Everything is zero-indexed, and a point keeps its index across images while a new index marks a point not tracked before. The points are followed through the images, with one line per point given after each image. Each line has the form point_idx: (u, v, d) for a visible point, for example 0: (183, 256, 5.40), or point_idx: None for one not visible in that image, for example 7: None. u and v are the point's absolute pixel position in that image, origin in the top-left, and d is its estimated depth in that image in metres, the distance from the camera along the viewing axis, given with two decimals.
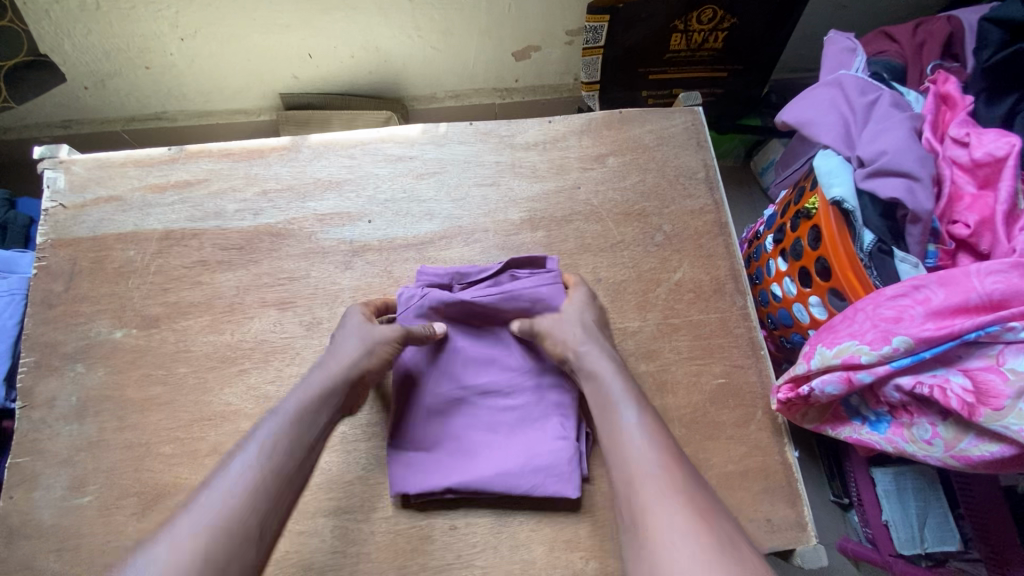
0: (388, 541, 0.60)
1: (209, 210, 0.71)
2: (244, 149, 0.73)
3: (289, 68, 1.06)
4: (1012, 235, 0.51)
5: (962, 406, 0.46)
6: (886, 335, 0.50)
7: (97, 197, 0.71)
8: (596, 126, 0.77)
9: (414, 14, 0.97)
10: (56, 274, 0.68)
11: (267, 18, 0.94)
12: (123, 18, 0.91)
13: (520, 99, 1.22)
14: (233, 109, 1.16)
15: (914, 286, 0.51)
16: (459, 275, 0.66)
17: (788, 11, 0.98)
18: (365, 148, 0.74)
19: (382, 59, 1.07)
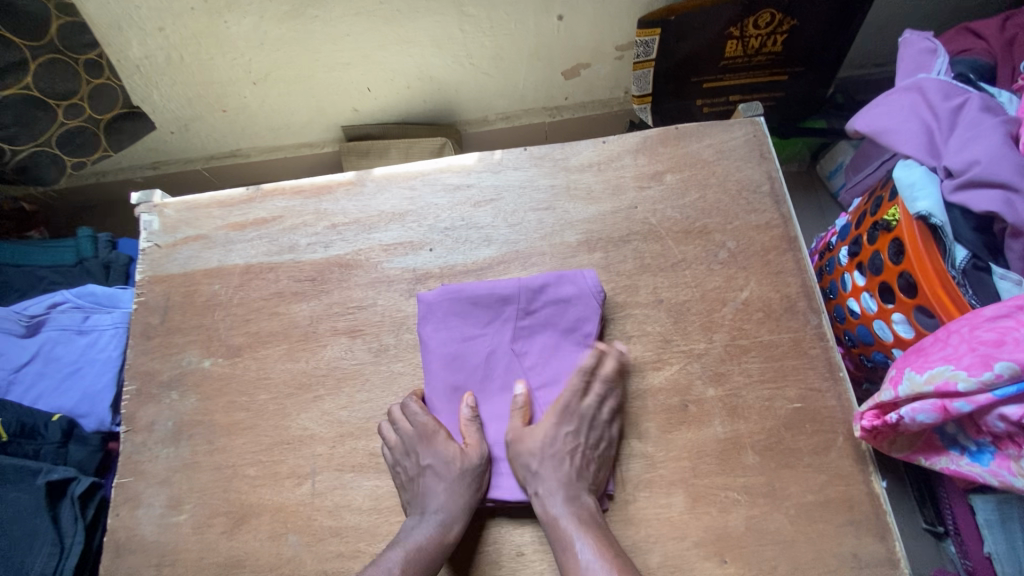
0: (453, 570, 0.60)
1: (285, 244, 0.75)
2: (315, 186, 0.77)
3: (349, 103, 1.13)
4: None
5: None
6: (987, 359, 0.46)
7: (187, 236, 0.77)
8: (652, 143, 0.76)
9: (465, 43, 1.00)
10: (153, 308, 0.74)
11: (328, 58, 0.99)
12: (203, 69, 0.99)
13: (570, 116, 1.23)
14: (299, 144, 1.23)
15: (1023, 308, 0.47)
16: (479, 298, 0.67)
17: (853, 8, 0.94)
18: (425, 179, 0.77)
19: (437, 87, 1.11)
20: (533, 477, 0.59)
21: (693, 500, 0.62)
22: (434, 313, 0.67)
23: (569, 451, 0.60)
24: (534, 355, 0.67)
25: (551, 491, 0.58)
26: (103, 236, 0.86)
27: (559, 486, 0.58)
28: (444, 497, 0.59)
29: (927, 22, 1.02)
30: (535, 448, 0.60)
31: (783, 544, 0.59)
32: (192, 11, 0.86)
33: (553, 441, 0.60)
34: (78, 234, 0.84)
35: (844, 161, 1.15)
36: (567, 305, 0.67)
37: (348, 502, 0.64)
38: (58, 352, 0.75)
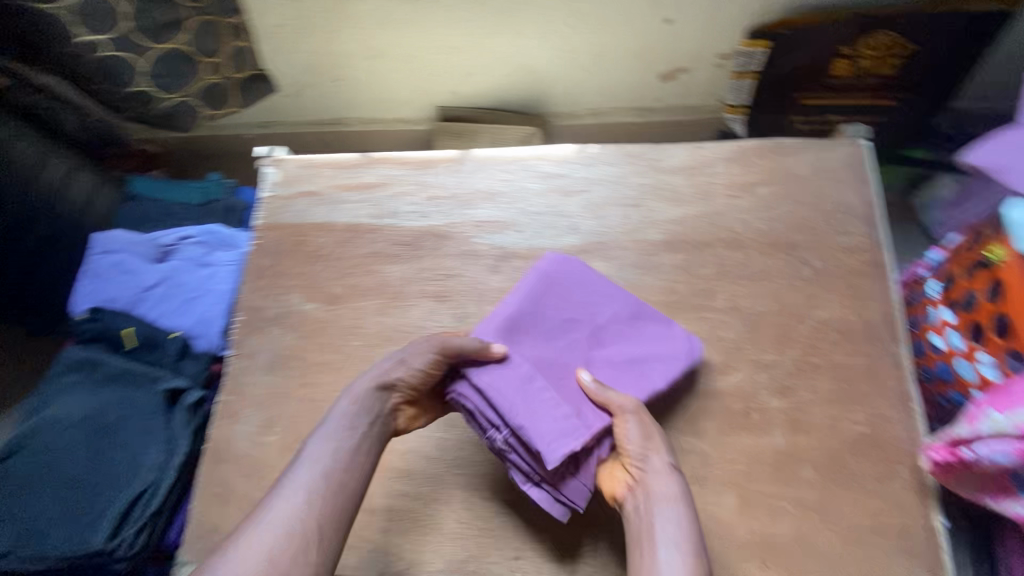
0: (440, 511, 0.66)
1: (386, 209, 0.82)
2: (420, 160, 0.84)
3: (450, 85, 1.19)
4: None
5: None
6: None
7: (302, 191, 0.85)
8: (747, 154, 0.77)
9: (570, 38, 1.03)
10: (266, 251, 0.83)
11: (439, 40, 1.05)
12: (325, 41, 1.07)
13: (659, 119, 1.24)
14: (395, 119, 1.31)
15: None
16: (588, 284, 0.69)
17: (979, 37, 0.91)
18: (521, 165, 0.81)
19: (535, 78, 1.15)
20: (654, 445, 0.58)
21: (743, 501, 0.64)
22: (551, 267, 0.70)
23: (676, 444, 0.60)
24: (597, 362, 0.65)
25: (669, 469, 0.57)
26: (228, 184, 0.96)
27: (674, 468, 0.57)
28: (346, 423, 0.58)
29: None
30: (661, 426, 0.60)
31: (829, 561, 0.61)
32: None
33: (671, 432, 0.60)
34: (208, 179, 0.95)
35: (941, 195, 1.11)
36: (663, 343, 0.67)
37: (416, 449, 0.69)
38: (181, 279, 0.85)
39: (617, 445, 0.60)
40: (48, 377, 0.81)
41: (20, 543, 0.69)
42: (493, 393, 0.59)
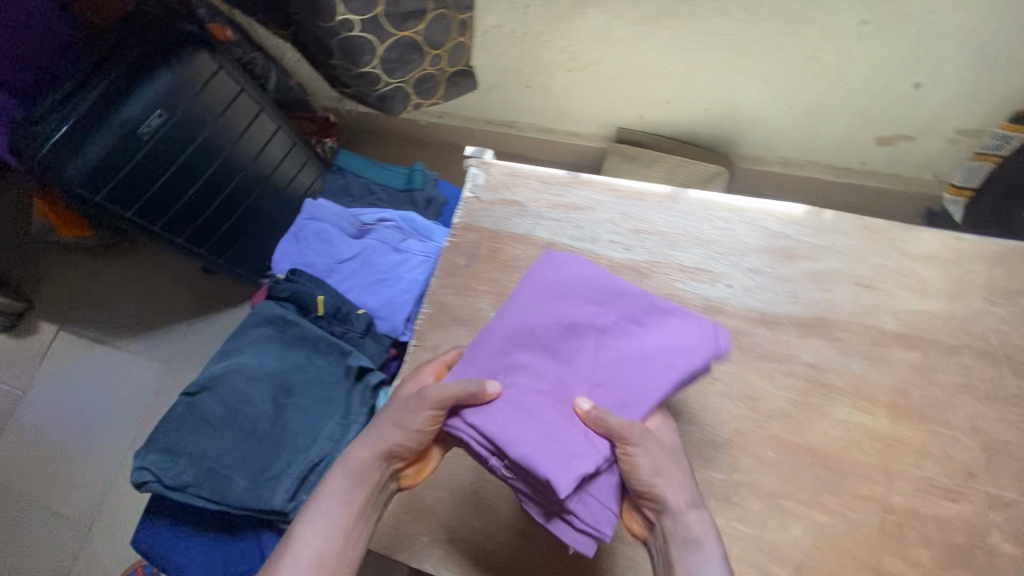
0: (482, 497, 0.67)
1: (588, 234, 0.79)
2: (631, 190, 0.81)
3: (642, 109, 1.15)
4: None
5: None
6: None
7: (504, 199, 0.85)
8: (1016, 258, 0.68)
9: (794, 86, 0.97)
10: (462, 250, 0.83)
11: (652, 66, 1.02)
12: (535, 48, 1.07)
13: (856, 181, 1.14)
14: (571, 132, 1.30)
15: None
16: (583, 289, 0.62)
17: None
18: (742, 216, 0.75)
19: (736, 117, 1.10)
20: (662, 470, 0.51)
21: None
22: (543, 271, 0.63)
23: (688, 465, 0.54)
24: (610, 374, 0.57)
25: (689, 502, 0.51)
26: (431, 174, 0.96)
27: (691, 494, 0.51)
28: (355, 472, 0.53)
29: None
30: (668, 448, 0.54)
31: None
32: None
33: (676, 451, 0.55)
34: (415, 166, 0.95)
35: None
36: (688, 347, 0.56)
37: None
38: (375, 259, 0.89)
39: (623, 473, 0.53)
40: (242, 325, 0.84)
41: (212, 480, 0.71)
42: (493, 431, 0.52)
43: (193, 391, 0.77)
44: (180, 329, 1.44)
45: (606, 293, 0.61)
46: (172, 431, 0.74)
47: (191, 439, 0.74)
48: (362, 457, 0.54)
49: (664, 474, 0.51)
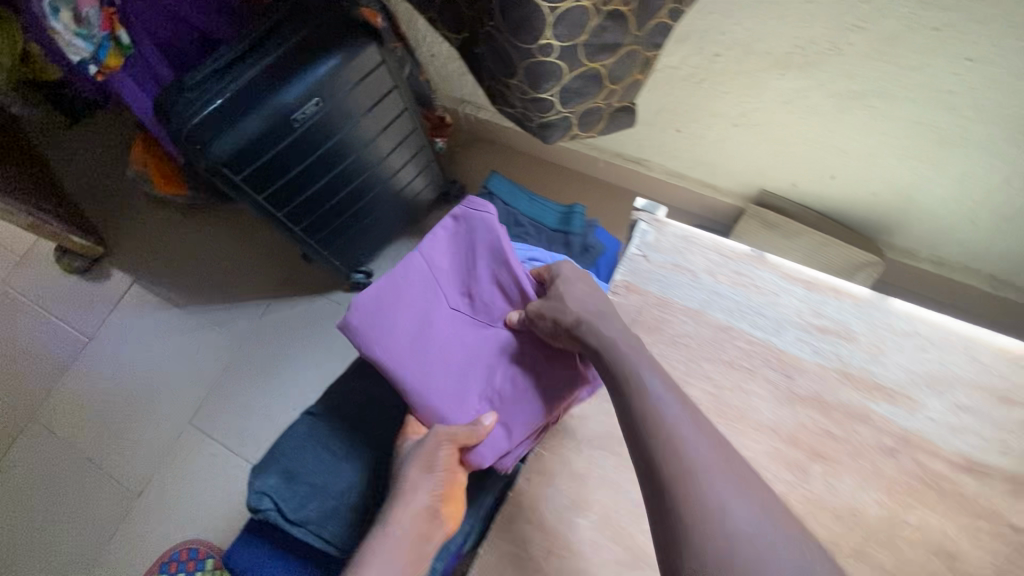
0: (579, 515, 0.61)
1: (772, 325, 0.71)
2: (824, 284, 0.73)
3: (798, 178, 1.08)
4: None
5: None
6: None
7: (675, 264, 0.76)
8: None
9: (990, 191, 0.90)
10: (622, 313, 0.75)
11: (834, 141, 0.95)
12: (705, 96, 1.00)
13: (1010, 296, 1.08)
14: (705, 183, 1.22)
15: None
16: (410, 266, 0.75)
17: None
18: (954, 343, 0.67)
19: (903, 208, 1.02)
20: (602, 348, 0.60)
21: None
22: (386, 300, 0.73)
23: (628, 335, 0.61)
24: (477, 297, 0.74)
25: (638, 375, 0.56)
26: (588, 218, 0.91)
27: (635, 360, 0.58)
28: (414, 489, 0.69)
29: None
30: (594, 327, 0.61)
31: None
32: (765, 55, 0.86)
33: (580, 304, 0.65)
34: (573, 207, 0.91)
35: None
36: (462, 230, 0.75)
37: None
38: None
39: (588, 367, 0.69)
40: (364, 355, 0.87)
41: (336, 515, 0.73)
42: (516, 428, 0.70)
43: (316, 411, 0.79)
44: (258, 308, 1.38)
45: (412, 262, 0.75)
46: (293, 457, 0.76)
47: (313, 466, 0.76)
48: (413, 478, 0.69)
49: (634, 399, 0.55)
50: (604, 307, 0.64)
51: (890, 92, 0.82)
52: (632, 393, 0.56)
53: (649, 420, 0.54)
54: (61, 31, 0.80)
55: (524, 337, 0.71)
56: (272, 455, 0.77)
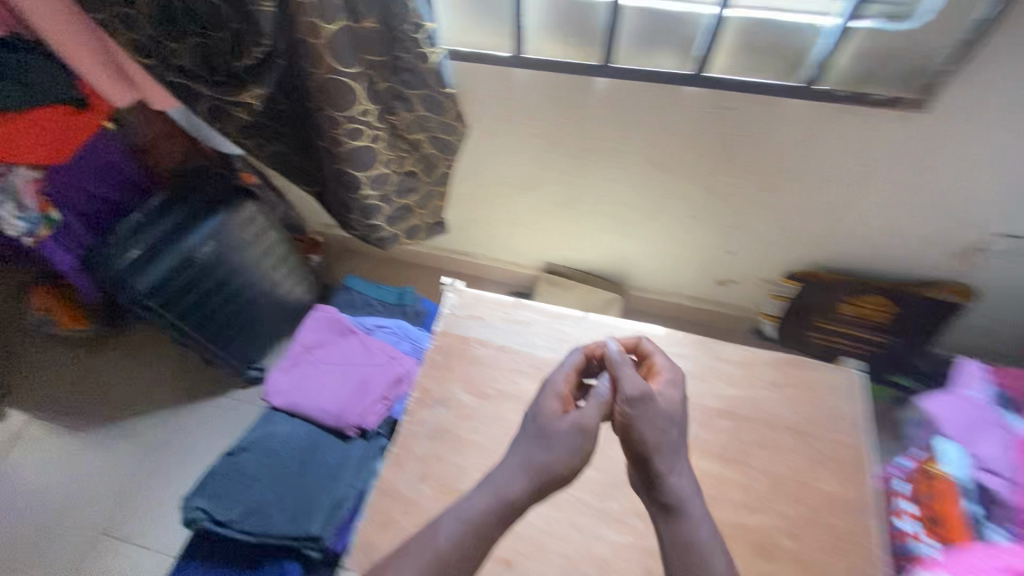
0: (676, 494, 0.75)
1: (530, 341, 1.17)
2: (555, 312, 1.21)
3: (562, 251, 1.59)
4: None
5: None
6: (1014, 571, 0.71)
7: (470, 314, 1.21)
8: (782, 363, 1.12)
9: (660, 243, 1.43)
10: (440, 349, 1.16)
11: (569, 225, 1.48)
12: (487, 209, 1.51)
13: (712, 306, 1.59)
14: (510, 263, 1.71)
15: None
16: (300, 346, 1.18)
17: (946, 315, 1.28)
18: (625, 333, 1.18)
19: (626, 263, 1.56)
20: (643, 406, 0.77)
21: None
22: (282, 372, 1.15)
23: (670, 422, 0.78)
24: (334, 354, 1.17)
25: (660, 440, 0.76)
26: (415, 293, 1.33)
27: (648, 430, 0.76)
28: (505, 484, 0.73)
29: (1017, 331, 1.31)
30: (638, 392, 0.77)
31: None
32: (508, 182, 1.39)
33: (636, 383, 0.78)
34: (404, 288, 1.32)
35: None
36: (318, 318, 1.20)
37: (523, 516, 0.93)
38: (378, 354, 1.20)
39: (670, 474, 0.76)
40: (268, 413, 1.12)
41: (252, 516, 0.94)
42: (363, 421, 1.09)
43: (234, 451, 1.02)
44: (163, 417, 1.59)
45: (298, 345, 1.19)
46: (217, 483, 0.98)
47: (230, 487, 0.98)
48: (513, 475, 0.73)
49: (646, 435, 0.76)
50: (669, 393, 0.82)
51: (578, 191, 1.34)
52: (666, 452, 0.76)
53: (655, 454, 0.75)
54: (5, 214, 1.16)
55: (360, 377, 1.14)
56: (200, 483, 0.98)
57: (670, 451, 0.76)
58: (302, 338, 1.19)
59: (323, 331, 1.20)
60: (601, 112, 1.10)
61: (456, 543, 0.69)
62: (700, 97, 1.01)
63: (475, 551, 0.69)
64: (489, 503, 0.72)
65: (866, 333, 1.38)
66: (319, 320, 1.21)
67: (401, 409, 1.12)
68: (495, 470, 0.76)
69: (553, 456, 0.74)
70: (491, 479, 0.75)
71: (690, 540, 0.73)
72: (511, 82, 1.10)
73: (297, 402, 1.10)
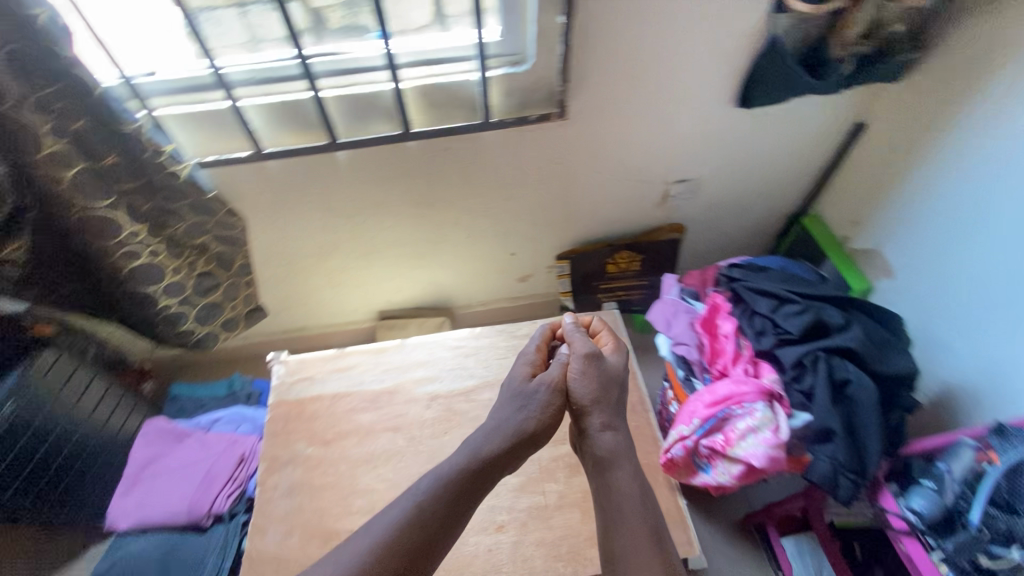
0: (614, 453, 0.89)
1: (358, 380, 1.32)
2: (374, 349, 1.37)
3: (385, 298, 1.76)
4: (748, 397, 0.99)
5: (710, 443, 0.99)
6: (709, 406, 1.01)
7: (300, 378, 1.33)
8: (561, 324, 1.39)
9: (459, 264, 1.67)
10: (278, 418, 1.26)
11: (379, 274, 1.65)
12: (302, 283, 1.64)
13: (525, 301, 1.87)
14: (346, 323, 1.84)
15: (769, 395, 0.99)
16: (135, 465, 1.23)
17: (674, 248, 1.66)
18: (437, 344, 1.36)
19: (441, 290, 1.77)
20: (592, 366, 0.95)
21: (588, 514, 1.08)
22: (121, 495, 1.18)
23: (612, 384, 0.96)
24: (172, 459, 1.23)
25: (598, 399, 0.93)
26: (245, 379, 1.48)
27: (592, 391, 0.93)
28: (476, 443, 0.87)
29: (728, 243, 1.74)
30: (588, 352, 0.96)
31: None
32: (307, 255, 1.54)
33: (586, 345, 0.98)
34: (233, 378, 1.46)
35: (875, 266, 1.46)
36: (148, 435, 1.27)
37: None
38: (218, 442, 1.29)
39: (610, 430, 0.91)
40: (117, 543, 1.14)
41: None
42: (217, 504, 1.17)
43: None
44: None
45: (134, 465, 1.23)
46: None
47: None
48: (485, 435, 0.88)
49: (588, 396, 0.93)
50: (617, 359, 1.01)
51: (372, 244, 1.54)
52: (602, 409, 0.92)
53: (594, 411, 0.92)
54: None
55: (202, 468, 1.21)
56: None
57: (603, 406, 0.93)
58: (135, 457, 1.23)
59: (156, 445, 1.26)
60: (353, 177, 1.32)
61: (432, 505, 0.80)
62: (419, 147, 1.27)
63: (437, 508, 0.80)
64: (459, 460, 0.85)
65: (632, 281, 1.74)
66: (150, 436, 1.27)
67: (254, 485, 1.20)
68: (469, 437, 0.90)
69: (516, 416, 0.89)
70: (465, 444, 0.89)
71: (631, 508, 0.84)
72: (267, 173, 1.28)
73: (146, 515, 1.14)
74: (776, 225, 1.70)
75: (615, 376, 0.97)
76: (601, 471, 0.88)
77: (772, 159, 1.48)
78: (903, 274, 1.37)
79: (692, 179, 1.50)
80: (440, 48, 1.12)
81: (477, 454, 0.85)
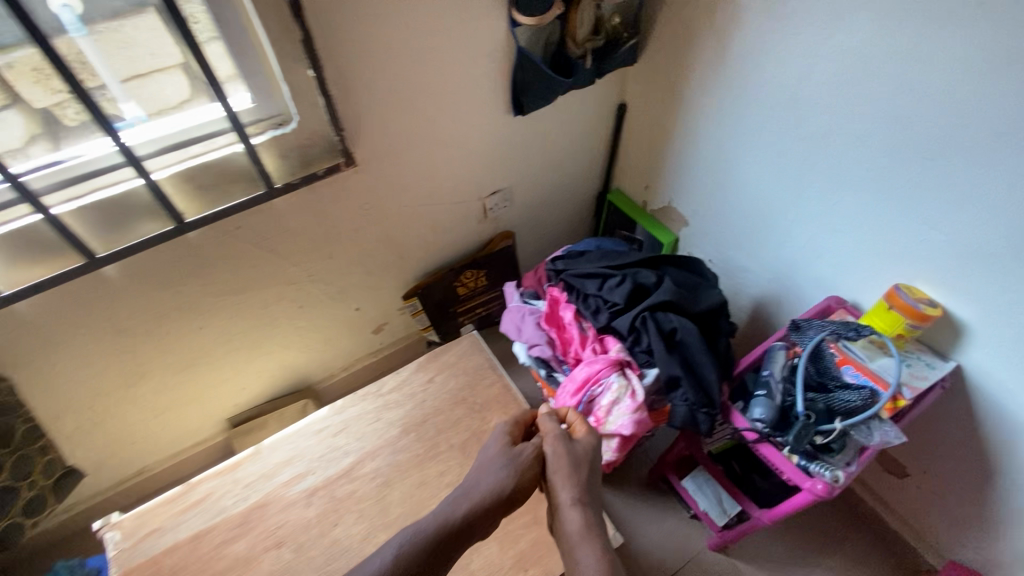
0: (577, 532, 0.86)
1: (218, 508, 1.14)
2: (227, 466, 1.20)
3: (231, 402, 1.56)
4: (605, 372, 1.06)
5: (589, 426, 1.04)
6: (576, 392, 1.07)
7: (142, 535, 1.12)
8: (423, 364, 1.35)
9: (303, 340, 1.55)
10: None
11: (214, 380, 1.46)
12: (119, 423, 1.39)
13: (388, 350, 1.80)
14: (194, 443, 1.60)
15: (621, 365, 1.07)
16: None
17: (511, 254, 1.72)
18: (298, 433, 1.24)
19: (294, 371, 1.62)
20: (564, 447, 0.96)
21: (504, 541, 1.06)
22: None
23: (583, 462, 0.95)
24: None
25: (569, 479, 0.91)
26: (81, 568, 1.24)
27: (563, 469, 0.92)
28: (449, 508, 0.87)
29: (555, 233, 1.86)
30: (561, 432, 0.98)
31: (550, 542, 1.06)
32: (113, 390, 1.31)
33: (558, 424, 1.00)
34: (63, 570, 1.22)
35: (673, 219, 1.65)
36: None
37: None
38: None
39: (573, 502, 0.89)
40: None
41: None
42: None
43: None
44: None
45: None
46: None
47: None
48: (458, 499, 0.89)
49: (560, 478, 0.92)
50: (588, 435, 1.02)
51: (192, 352, 1.35)
52: (570, 488, 0.90)
53: (562, 492, 0.90)
54: None
55: None
56: None
57: (572, 483, 0.91)
58: None
59: None
60: (136, 290, 1.15)
61: (410, 562, 0.80)
62: (204, 235, 1.14)
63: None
64: (433, 520, 0.85)
65: (484, 295, 1.78)
66: None
67: None
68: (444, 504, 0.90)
69: (491, 486, 0.90)
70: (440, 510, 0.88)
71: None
72: (17, 319, 1.05)
73: None
74: (588, 205, 1.85)
75: (586, 451, 0.97)
76: (569, 550, 0.85)
77: (564, 151, 1.60)
78: (695, 220, 1.57)
79: (503, 189, 1.57)
80: (188, 126, 1.01)
81: (448, 519, 0.85)
